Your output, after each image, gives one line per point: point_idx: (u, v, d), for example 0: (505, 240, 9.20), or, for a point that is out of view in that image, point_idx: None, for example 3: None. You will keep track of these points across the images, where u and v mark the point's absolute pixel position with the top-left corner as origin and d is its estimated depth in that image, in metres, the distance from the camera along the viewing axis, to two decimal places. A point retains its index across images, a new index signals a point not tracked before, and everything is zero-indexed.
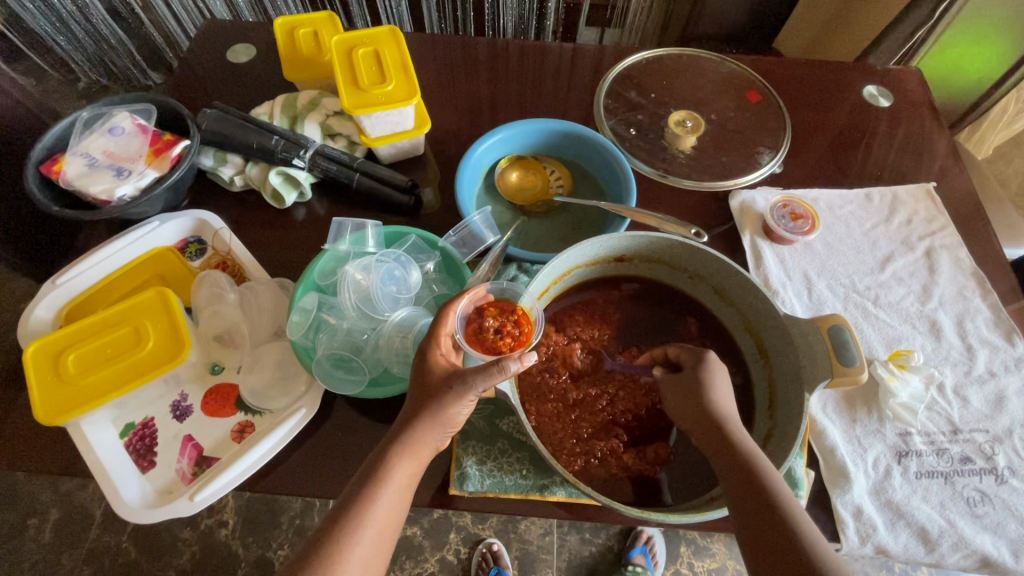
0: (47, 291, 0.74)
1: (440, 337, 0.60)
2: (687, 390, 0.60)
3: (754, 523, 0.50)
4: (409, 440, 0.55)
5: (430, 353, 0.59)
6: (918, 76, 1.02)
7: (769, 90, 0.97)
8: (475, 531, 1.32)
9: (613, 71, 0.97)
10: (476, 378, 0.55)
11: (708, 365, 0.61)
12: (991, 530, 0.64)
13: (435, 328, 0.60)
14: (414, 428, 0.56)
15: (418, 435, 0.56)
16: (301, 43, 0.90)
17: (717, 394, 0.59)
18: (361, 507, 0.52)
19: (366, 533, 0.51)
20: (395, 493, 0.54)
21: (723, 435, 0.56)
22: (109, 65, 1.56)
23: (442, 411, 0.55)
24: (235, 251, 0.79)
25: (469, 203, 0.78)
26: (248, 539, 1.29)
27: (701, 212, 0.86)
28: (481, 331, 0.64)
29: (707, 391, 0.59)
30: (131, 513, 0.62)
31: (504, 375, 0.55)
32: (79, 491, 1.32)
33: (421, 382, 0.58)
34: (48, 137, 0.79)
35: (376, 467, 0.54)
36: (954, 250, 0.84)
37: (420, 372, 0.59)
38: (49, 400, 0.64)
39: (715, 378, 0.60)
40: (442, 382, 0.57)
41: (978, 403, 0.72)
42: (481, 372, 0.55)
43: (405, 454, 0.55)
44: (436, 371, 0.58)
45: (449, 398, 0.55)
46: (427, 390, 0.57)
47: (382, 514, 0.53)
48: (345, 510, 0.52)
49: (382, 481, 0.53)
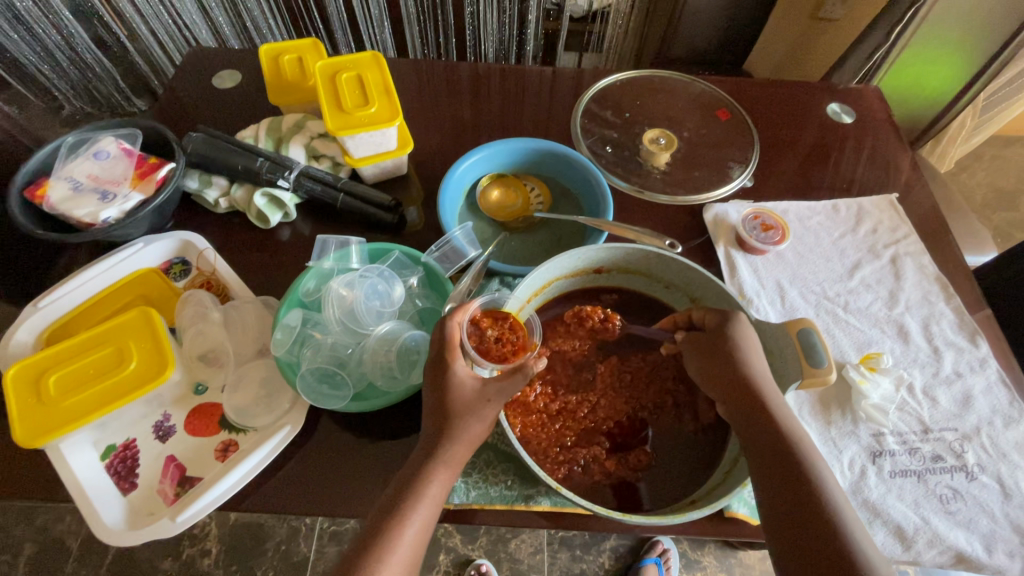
0: (29, 314, 0.74)
1: (456, 350, 0.60)
2: (720, 363, 0.62)
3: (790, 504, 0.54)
4: (449, 453, 0.57)
5: (451, 366, 0.59)
6: (877, 93, 1.08)
7: (738, 109, 1.01)
8: (464, 551, 1.31)
9: (589, 92, 1.02)
10: (505, 386, 0.59)
11: (744, 332, 0.62)
12: (964, 526, 0.66)
13: (447, 343, 0.60)
14: (456, 435, 0.57)
15: (458, 449, 0.57)
16: (285, 68, 0.93)
17: (755, 371, 0.61)
18: (398, 522, 0.53)
19: (401, 549, 0.52)
20: (431, 507, 0.55)
21: (769, 419, 0.58)
22: (94, 92, 1.58)
23: (486, 424, 0.58)
24: (220, 272, 0.80)
25: (450, 220, 0.80)
26: (231, 568, 1.26)
27: (677, 225, 0.89)
28: (485, 347, 0.65)
29: (746, 370, 0.60)
30: (111, 536, 0.62)
31: (527, 378, 0.59)
32: (55, 523, 1.28)
33: (456, 391, 0.59)
34: (32, 161, 0.80)
35: (411, 483, 0.56)
36: (918, 257, 0.88)
37: (442, 388, 0.59)
38: (29, 422, 0.63)
39: (750, 346, 0.62)
40: (476, 398, 0.58)
41: (947, 403, 0.74)
42: (508, 379, 0.59)
43: (441, 467, 0.57)
44: (466, 385, 0.59)
45: (493, 409, 0.58)
46: (464, 400, 0.58)
47: (417, 527, 0.54)
48: (378, 529, 0.53)
49: (420, 496, 0.55)
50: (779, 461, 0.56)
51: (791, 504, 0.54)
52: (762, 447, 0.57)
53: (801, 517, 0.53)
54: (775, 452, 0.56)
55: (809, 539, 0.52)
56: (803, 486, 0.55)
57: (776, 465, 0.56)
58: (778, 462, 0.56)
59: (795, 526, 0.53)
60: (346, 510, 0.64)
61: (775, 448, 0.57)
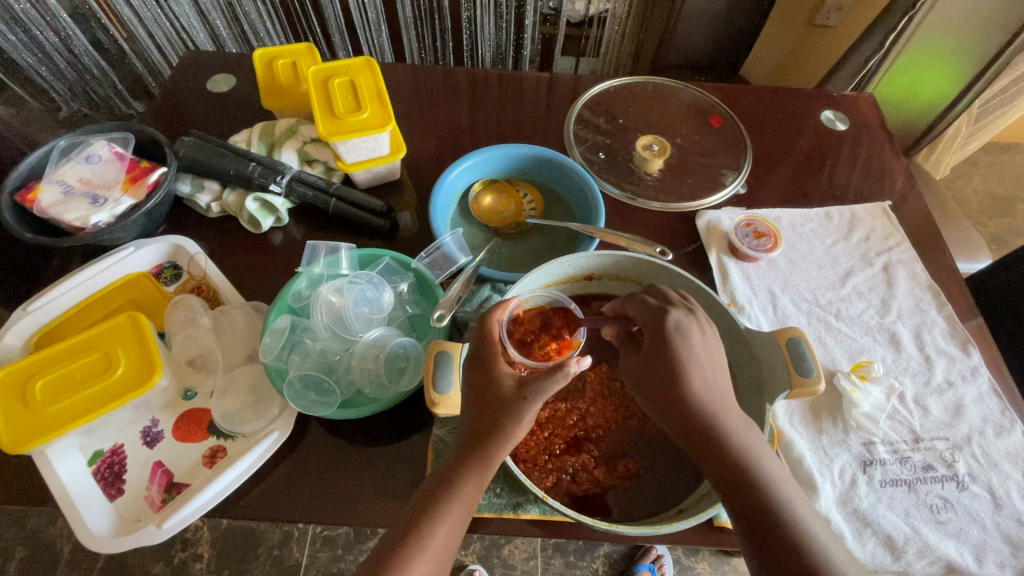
0: (18, 318, 0.74)
1: (497, 348, 0.61)
2: (661, 374, 0.59)
3: (749, 522, 0.51)
4: (485, 453, 0.56)
5: (493, 362, 0.60)
6: (871, 101, 1.08)
7: (731, 116, 1.01)
8: (457, 557, 1.30)
9: (583, 98, 1.02)
10: (544, 384, 0.57)
11: (679, 333, 0.59)
12: (954, 536, 0.65)
13: (486, 340, 0.62)
14: (487, 436, 0.56)
15: (494, 450, 0.56)
16: (279, 72, 0.93)
17: (692, 377, 0.58)
18: (429, 521, 0.53)
19: (430, 550, 0.52)
20: (463, 507, 0.54)
21: (709, 427, 0.55)
22: (91, 94, 1.58)
23: (523, 423, 0.57)
24: (211, 276, 0.80)
25: (442, 226, 0.80)
26: (223, 573, 1.25)
27: (669, 232, 0.89)
28: (526, 341, 0.69)
29: (684, 376, 0.58)
30: (97, 542, 0.61)
31: (567, 379, 0.58)
32: (46, 527, 1.27)
33: (490, 388, 0.59)
34: (23, 165, 0.80)
35: (444, 482, 0.55)
36: (911, 265, 0.88)
37: (484, 384, 0.59)
38: (15, 427, 0.63)
39: (690, 351, 0.59)
40: (514, 395, 0.57)
41: (938, 412, 0.74)
42: (548, 377, 0.58)
43: (475, 468, 0.55)
44: (505, 382, 0.59)
45: (530, 408, 0.57)
46: (497, 398, 0.58)
47: (447, 527, 0.53)
48: (408, 530, 0.52)
49: (453, 495, 0.54)
50: (731, 477, 0.53)
51: (751, 520, 0.51)
52: (713, 464, 0.54)
53: (761, 532, 0.51)
54: (718, 462, 0.54)
55: (765, 550, 0.50)
56: (758, 499, 0.52)
57: (721, 475, 0.54)
58: (729, 477, 0.53)
59: (758, 542, 0.51)
60: (334, 517, 0.64)
61: (726, 465, 0.54)
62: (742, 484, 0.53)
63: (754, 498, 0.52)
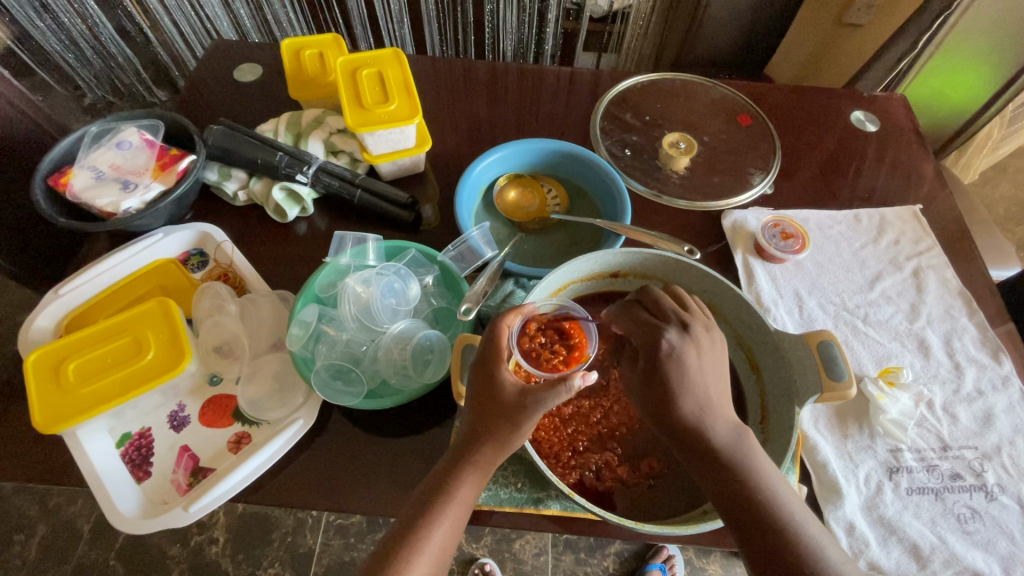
0: (50, 301, 0.75)
1: (504, 354, 0.58)
2: (655, 394, 0.57)
3: (753, 544, 0.51)
4: (481, 457, 0.55)
5: (496, 370, 0.57)
6: (903, 102, 1.06)
7: (760, 114, 1.00)
8: (468, 550, 1.31)
9: (609, 94, 1.01)
10: (546, 395, 0.54)
11: (671, 350, 0.57)
12: (982, 547, 0.64)
13: (495, 343, 0.58)
14: (484, 444, 0.55)
15: (490, 453, 0.55)
16: (306, 63, 0.93)
17: (687, 399, 0.56)
18: (428, 521, 0.53)
19: (429, 550, 0.52)
20: (461, 508, 0.54)
21: (708, 451, 0.54)
22: (116, 82, 1.59)
23: (519, 433, 0.55)
24: (237, 265, 0.81)
25: (468, 219, 0.80)
26: (238, 557, 1.27)
27: (695, 231, 0.88)
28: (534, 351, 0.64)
29: (677, 398, 0.56)
30: (125, 523, 0.62)
31: (570, 393, 0.54)
32: (67, 506, 1.30)
33: (484, 397, 0.56)
34: (56, 150, 0.81)
35: (440, 486, 0.55)
36: (941, 270, 0.86)
37: (483, 390, 0.57)
38: (48, 408, 0.64)
39: (685, 371, 0.56)
40: (513, 402, 0.55)
41: (967, 421, 0.73)
42: (549, 390, 0.55)
43: (471, 470, 0.55)
44: (504, 391, 0.56)
45: (528, 418, 0.55)
46: (493, 407, 0.56)
47: (443, 531, 0.53)
48: (409, 528, 0.53)
49: (450, 497, 0.54)
50: (736, 500, 0.52)
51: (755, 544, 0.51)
52: (716, 486, 0.53)
53: (766, 555, 0.50)
54: (720, 485, 0.53)
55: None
56: (761, 521, 0.51)
57: (722, 498, 0.53)
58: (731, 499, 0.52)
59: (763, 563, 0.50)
60: (355, 506, 0.64)
61: (728, 488, 0.53)
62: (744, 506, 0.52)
63: (757, 519, 0.51)
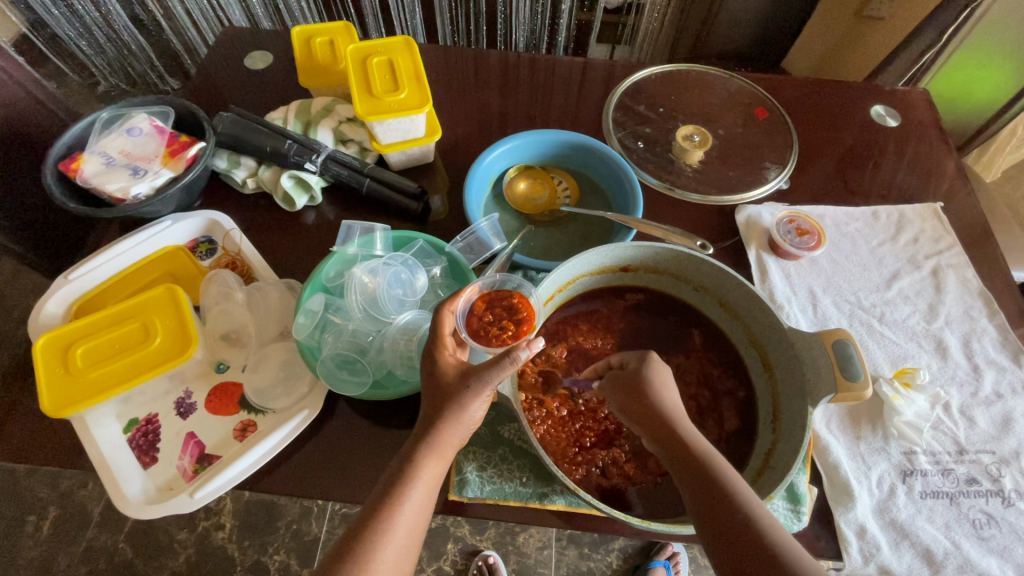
0: (59, 286, 0.76)
1: (444, 338, 0.60)
2: (632, 394, 0.60)
3: (718, 535, 0.48)
4: (437, 442, 0.55)
5: (439, 354, 0.59)
6: (925, 96, 1.03)
7: (777, 108, 0.97)
8: (471, 542, 1.31)
9: (623, 84, 0.99)
10: (491, 372, 0.55)
11: (649, 367, 0.61)
12: (997, 553, 0.63)
13: (437, 329, 0.60)
14: (438, 428, 0.55)
15: (445, 437, 0.55)
16: (317, 51, 0.93)
17: (661, 399, 0.58)
18: (392, 506, 0.51)
19: (396, 534, 0.51)
20: (425, 494, 0.53)
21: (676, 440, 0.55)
22: (129, 70, 1.59)
23: (459, 414, 0.55)
24: (245, 252, 0.80)
25: (477, 210, 0.79)
26: (244, 543, 1.28)
27: (707, 226, 0.87)
28: (483, 329, 0.65)
29: (652, 394, 0.58)
30: (130, 508, 0.63)
31: (516, 365, 0.54)
32: (78, 490, 1.32)
33: (434, 383, 0.57)
34: (67, 136, 0.81)
35: (401, 472, 0.54)
36: (961, 270, 0.84)
37: (431, 376, 0.58)
38: (56, 392, 0.64)
39: (658, 377, 0.60)
40: (455, 383, 0.56)
41: (985, 424, 0.71)
42: (493, 365, 0.55)
43: (431, 455, 0.54)
44: (450, 372, 0.57)
45: (470, 396, 0.55)
46: (442, 390, 0.56)
47: (408, 517, 0.52)
48: (374, 513, 0.51)
49: (412, 482, 0.53)
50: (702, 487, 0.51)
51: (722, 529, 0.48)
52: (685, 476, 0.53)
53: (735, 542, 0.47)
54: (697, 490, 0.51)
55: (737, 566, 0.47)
56: (726, 505, 0.49)
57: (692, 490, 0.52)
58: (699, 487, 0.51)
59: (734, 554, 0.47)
60: (359, 496, 0.64)
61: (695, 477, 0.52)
62: (711, 494, 0.50)
63: (726, 508, 0.49)
